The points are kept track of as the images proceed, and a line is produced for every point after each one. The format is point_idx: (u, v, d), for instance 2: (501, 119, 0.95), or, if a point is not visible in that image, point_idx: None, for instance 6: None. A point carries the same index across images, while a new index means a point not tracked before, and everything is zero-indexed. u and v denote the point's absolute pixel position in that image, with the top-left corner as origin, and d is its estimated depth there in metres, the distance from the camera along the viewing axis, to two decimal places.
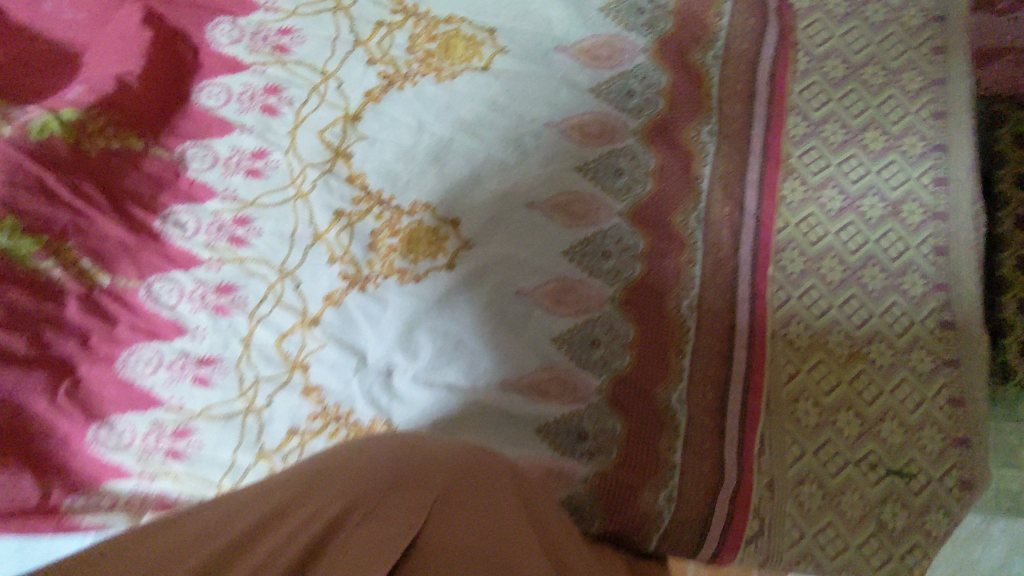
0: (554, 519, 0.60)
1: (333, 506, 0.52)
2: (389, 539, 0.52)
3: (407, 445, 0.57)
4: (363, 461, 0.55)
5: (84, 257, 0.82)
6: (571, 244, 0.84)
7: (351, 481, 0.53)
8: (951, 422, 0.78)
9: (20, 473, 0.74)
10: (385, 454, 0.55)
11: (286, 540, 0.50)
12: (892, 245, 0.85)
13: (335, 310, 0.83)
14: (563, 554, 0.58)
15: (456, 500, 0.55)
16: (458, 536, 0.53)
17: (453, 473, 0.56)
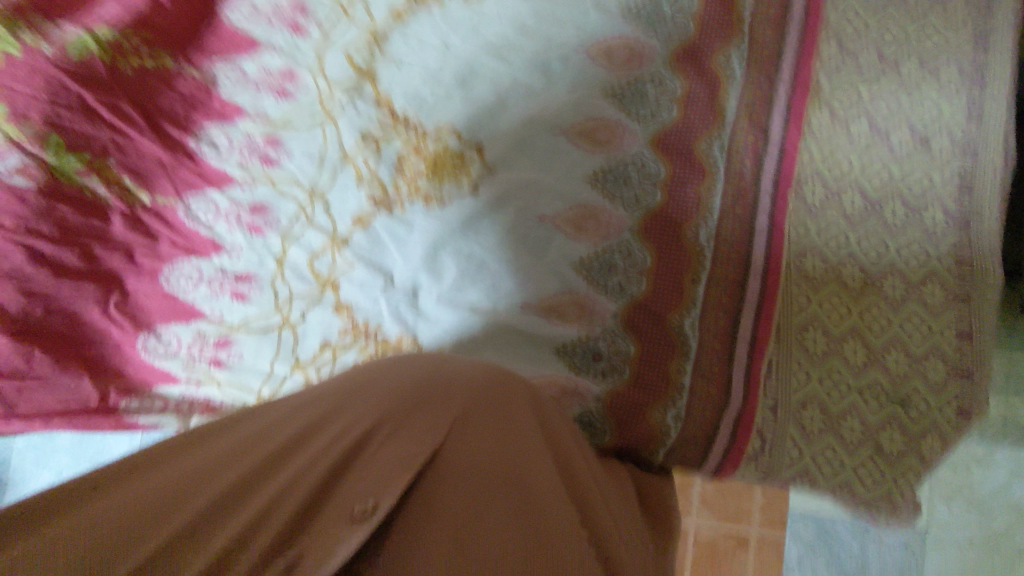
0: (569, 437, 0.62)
1: (363, 421, 0.53)
2: (419, 449, 0.52)
3: (430, 369, 0.60)
4: (390, 381, 0.57)
5: (124, 175, 0.86)
6: (595, 171, 0.85)
7: (379, 399, 0.55)
8: (958, 355, 0.81)
9: (80, 374, 0.85)
10: (410, 377, 0.58)
11: (317, 454, 0.49)
12: (918, 178, 0.85)
13: (364, 232, 0.87)
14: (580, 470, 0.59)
15: (480, 416, 0.57)
16: (485, 443, 0.55)
17: (476, 392, 0.58)
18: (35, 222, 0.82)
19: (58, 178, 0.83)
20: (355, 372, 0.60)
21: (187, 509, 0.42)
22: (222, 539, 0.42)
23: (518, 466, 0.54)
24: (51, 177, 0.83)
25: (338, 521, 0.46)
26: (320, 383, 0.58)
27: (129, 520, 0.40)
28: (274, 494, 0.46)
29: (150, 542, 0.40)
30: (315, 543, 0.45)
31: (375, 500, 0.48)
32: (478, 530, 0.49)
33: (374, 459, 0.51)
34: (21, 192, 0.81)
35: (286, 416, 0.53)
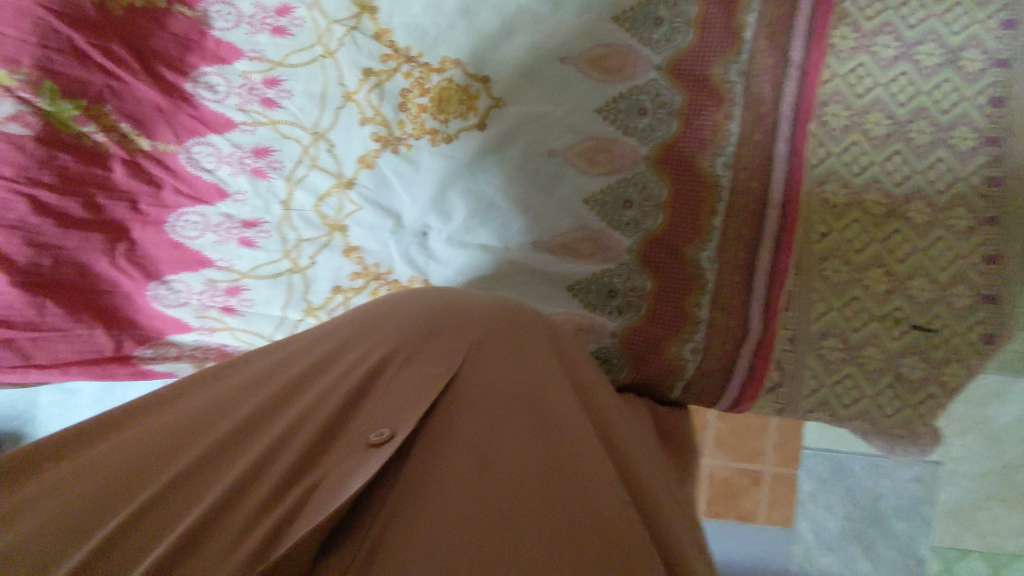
0: (586, 370, 0.59)
1: (376, 351, 0.52)
2: (440, 370, 0.51)
3: (443, 304, 0.57)
4: (399, 314, 0.56)
5: (123, 121, 0.84)
6: (605, 102, 0.83)
7: (392, 330, 0.54)
8: (984, 282, 0.78)
9: (93, 325, 0.84)
10: (421, 310, 0.56)
11: (330, 387, 0.49)
12: (946, 96, 0.79)
13: (369, 172, 0.84)
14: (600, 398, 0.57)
15: (497, 344, 0.54)
16: (508, 363, 0.53)
17: (489, 322, 0.56)
18: (36, 172, 0.80)
19: (53, 125, 0.81)
20: (371, 309, 0.58)
21: (204, 439, 0.45)
22: (241, 466, 0.43)
23: (544, 386, 0.51)
24: (47, 124, 0.81)
25: (356, 452, 0.44)
26: (339, 321, 0.57)
27: (168, 441, 0.45)
28: (280, 434, 0.45)
29: (165, 475, 0.43)
30: (333, 467, 0.44)
31: (392, 428, 0.46)
32: (495, 458, 0.46)
33: (392, 387, 0.50)
34: (19, 140, 0.79)
35: (300, 357, 0.53)
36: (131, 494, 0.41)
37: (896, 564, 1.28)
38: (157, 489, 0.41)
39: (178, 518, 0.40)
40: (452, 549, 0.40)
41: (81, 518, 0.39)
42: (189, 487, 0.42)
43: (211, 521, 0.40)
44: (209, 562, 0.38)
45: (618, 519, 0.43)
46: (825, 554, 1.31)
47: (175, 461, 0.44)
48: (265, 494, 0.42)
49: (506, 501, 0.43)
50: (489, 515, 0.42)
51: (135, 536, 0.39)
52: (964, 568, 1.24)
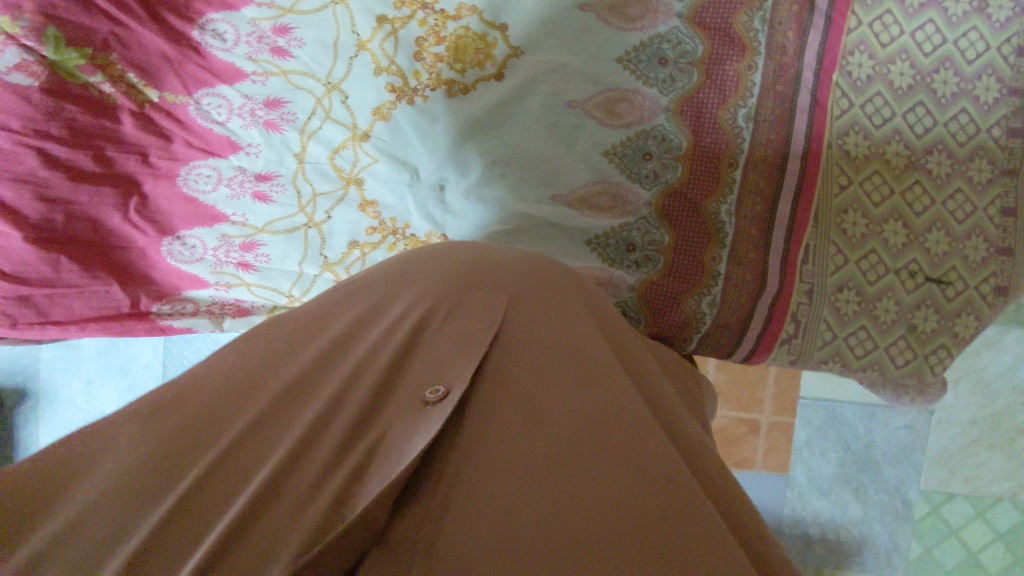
0: (617, 324, 0.60)
1: (418, 306, 0.52)
2: (484, 325, 0.50)
3: (475, 261, 0.57)
4: (434, 270, 0.56)
5: (129, 71, 0.81)
6: (626, 51, 0.81)
7: (429, 285, 0.54)
8: (1000, 232, 0.79)
9: (109, 280, 0.84)
10: (455, 266, 0.56)
11: (382, 338, 0.49)
12: (972, 45, 0.78)
13: (385, 124, 0.82)
14: (631, 351, 0.58)
15: (532, 298, 0.54)
16: (547, 322, 0.53)
17: (523, 278, 0.56)
18: (44, 125, 0.79)
19: (60, 75, 0.79)
20: (402, 265, 0.58)
21: (256, 402, 0.44)
22: (298, 429, 0.42)
23: (583, 344, 0.51)
24: (52, 73, 0.79)
25: (411, 409, 0.44)
26: (370, 279, 0.57)
27: (219, 407, 0.44)
28: (331, 398, 0.44)
29: (230, 430, 0.42)
30: (393, 423, 0.43)
31: (445, 385, 0.45)
32: (547, 411, 0.46)
33: (437, 343, 0.49)
34: (25, 91, 0.78)
35: (335, 316, 0.53)
36: (189, 458, 0.40)
37: (886, 507, 1.31)
38: (214, 454, 0.40)
39: (241, 482, 0.39)
40: (517, 496, 0.40)
41: (141, 487, 0.38)
42: (249, 449, 0.41)
43: (275, 484, 0.39)
44: (277, 524, 0.37)
45: (676, 475, 0.44)
46: (819, 499, 1.33)
47: (231, 425, 0.42)
48: (326, 455, 0.41)
49: (567, 449, 0.43)
50: (550, 460, 0.43)
51: (198, 502, 0.38)
52: (949, 512, 1.29)
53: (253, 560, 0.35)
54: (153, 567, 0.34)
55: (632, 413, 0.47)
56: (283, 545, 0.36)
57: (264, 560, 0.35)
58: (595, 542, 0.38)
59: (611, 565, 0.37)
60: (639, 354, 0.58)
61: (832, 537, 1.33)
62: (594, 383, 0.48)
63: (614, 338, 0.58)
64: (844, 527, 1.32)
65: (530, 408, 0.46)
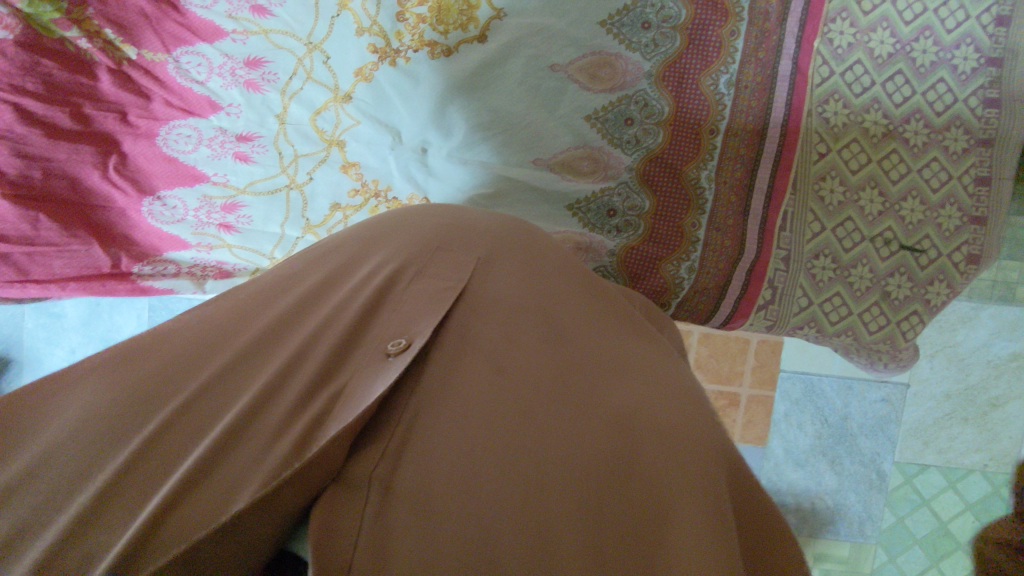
0: (591, 278, 0.59)
1: (391, 257, 0.50)
2: (450, 282, 0.49)
3: (450, 216, 0.56)
4: (409, 222, 0.54)
5: (106, 27, 0.80)
6: (610, 15, 0.80)
7: (403, 237, 0.52)
8: (972, 200, 0.78)
9: (89, 241, 0.83)
10: (430, 220, 0.55)
11: (355, 288, 0.47)
12: (951, 14, 0.76)
13: (367, 85, 0.82)
14: (607, 301, 0.57)
15: (503, 256, 0.54)
16: (516, 280, 0.52)
17: (494, 237, 0.55)
18: (20, 80, 0.78)
19: (34, 29, 0.79)
20: (381, 220, 0.55)
21: (225, 352, 0.43)
22: (266, 375, 0.41)
23: (553, 305, 0.51)
24: (28, 27, 0.78)
25: (373, 362, 0.43)
26: (348, 234, 0.54)
27: (187, 354, 0.43)
28: (298, 350, 0.43)
29: (197, 379, 0.41)
30: (355, 377, 0.42)
31: (407, 338, 0.44)
32: (513, 366, 0.46)
33: (404, 299, 0.47)
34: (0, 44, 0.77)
35: (308, 273, 0.50)
36: (156, 402, 0.40)
37: (860, 477, 1.34)
38: (180, 400, 0.40)
39: (207, 427, 0.39)
40: (476, 451, 0.40)
41: (108, 429, 0.38)
42: (218, 394, 0.41)
43: (238, 430, 0.38)
44: (240, 467, 0.36)
45: (643, 429, 0.44)
46: (794, 470, 1.37)
47: (200, 372, 0.42)
48: (292, 403, 0.40)
49: (530, 406, 0.43)
50: (512, 417, 0.42)
51: (165, 447, 0.37)
52: (922, 482, 1.33)
53: (216, 499, 0.35)
54: (118, 504, 0.35)
55: (598, 369, 0.48)
56: (243, 486, 0.35)
57: (231, 497, 0.35)
58: (550, 504, 0.39)
59: (562, 527, 0.38)
60: (614, 303, 0.58)
61: (806, 506, 1.36)
62: (560, 344, 0.49)
63: (592, 289, 0.57)
64: (820, 496, 1.36)
65: (495, 364, 0.46)
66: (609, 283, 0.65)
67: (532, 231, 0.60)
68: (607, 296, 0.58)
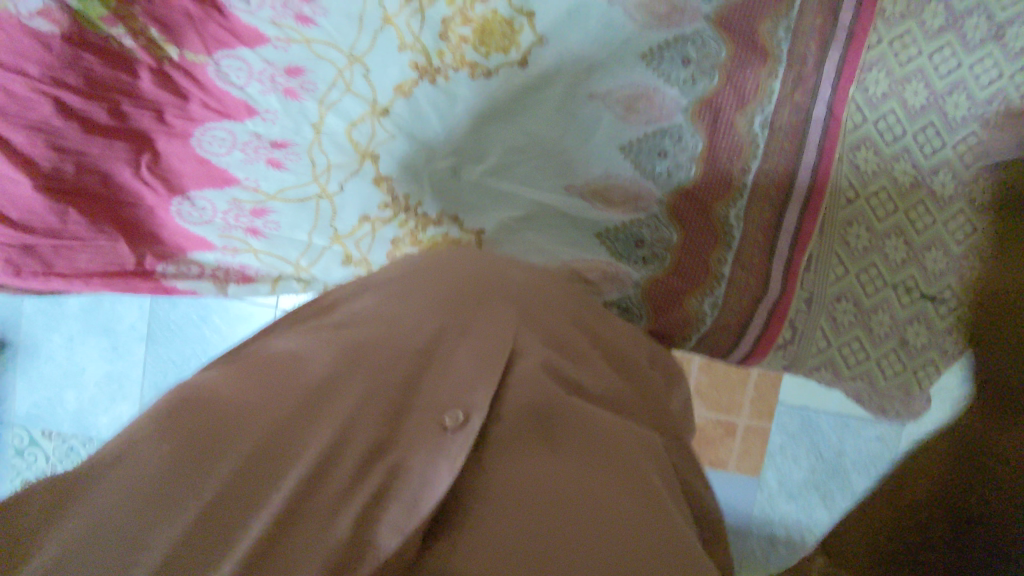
0: (607, 337, 0.62)
1: (436, 315, 0.50)
2: (502, 337, 0.48)
3: (483, 272, 0.56)
4: (443, 275, 0.55)
5: (151, 26, 0.82)
6: (650, 48, 0.80)
7: (441, 291, 0.53)
8: (994, 254, 0.80)
9: (116, 236, 0.85)
10: (465, 275, 0.55)
11: (403, 344, 0.47)
12: (985, 72, 0.77)
13: (405, 101, 0.83)
14: (620, 359, 0.60)
15: (538, 314, 0.54)
16: (555, 343, 0.52)
17: (526, 294, 0.56)
18: (62, 74, 0.79)
19: (81, 24, 0.80)
20: (416, 273, 0.56)
21: (270, 414, 0.40)
22: (319, 441, 0.39)
23: (588, 374, 0.52)
24: (73, 21, 0.79)
25: (428, 435, 0.40)
26: (375, 292, 0.54)
27: (232, 413, 0.40)
28: (352, 408, 0.41)
29: (242, 446, 0.38)
30: (411, 448, 0.40)
31: (464, 411, 0.42)
32: (567, 436, 0.45)
33: (451, 363, 0.46)
34: (46, 38, 0.78)
35: (350, 324, 0.49)
36: (202, 473, 0.37)
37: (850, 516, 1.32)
38: (228, 469, 0.37)
39: (260, 496, 0.36)
40: (554, 513, 0.39)
41: (155, 502, 0.35)
42: (266, 461, 0.38)
43: (295, 506, 0.36)
44: (297, 547, 0.34)
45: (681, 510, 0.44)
46: (786, 502, 1.36)
47: (245, 437, 0.39)
48: (347, 474, 0.38)
49: (595, 462, 0.43)
50: (575, 487, 0.41)
51: (218, 523, 0.35)
52: None
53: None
54: None
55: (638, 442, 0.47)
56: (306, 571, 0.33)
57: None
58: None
59: None
60: (626, 355, 0.61)
61: (795, 538, 1.35)
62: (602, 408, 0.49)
63: (608, 354, 0.59)
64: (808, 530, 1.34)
65: (550, 427, 0.45)
66: (617, 325, 0.68)
67: (554, 289, 0.62)
68: (622, 361, 0.60)
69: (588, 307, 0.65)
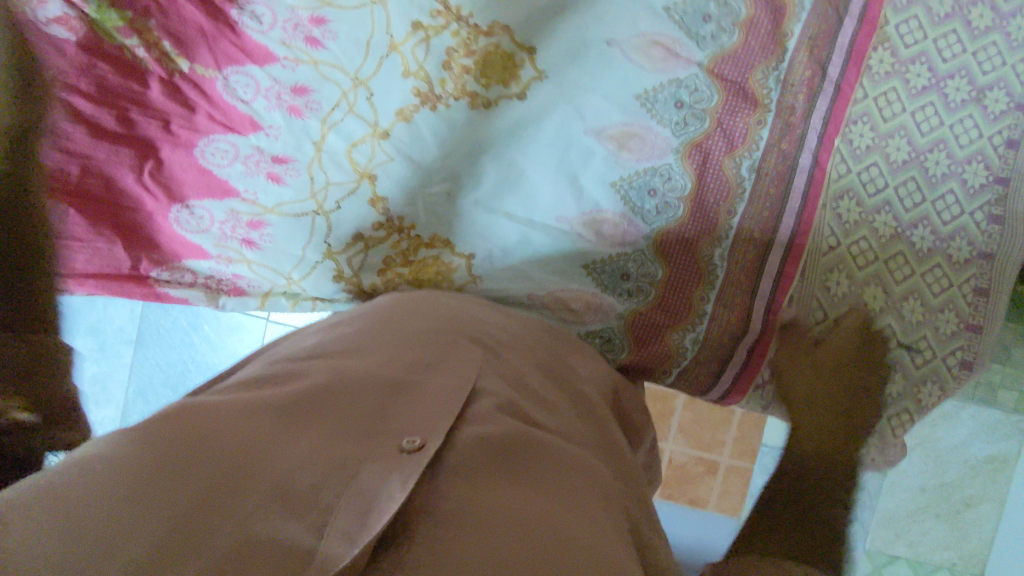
0: (565, 387, 0.64)
1: (398, 363, 0.53)
2: (461, 382, 0.52)
3: (441, 332, 0.60)
4: (403, 334, 0.59)
5: (164, 39, 0.81)
6: (645, 89, 0.81)
7: (402, 346, 0.56)
8: (970, 309, 0.81)
9: (113, 239, 0.90)
10: (424, 334, 0.59)
11: (365, 383, 0.49)
12: (966, 131, 0.81)
13: (405, 125, 0.86)
14: (578, 405, 0.62)
15: (494, 365, 0.58)
16: (513, 388, 0.55)
17: (483, 349, 0.60)
18: (75, 79, 0.82)
19: (97, 33, 0.81)
20: (378, 330, 0.60)
21: (238, 431, 0.41)
22: (284, 456, 0.40)
23: (545, 416, 0.54)
24: (91, 32, 0.81)
25: (387, 453, 0.42)
26: (339, 344, 0.57)
27: (200, 430, 0.41)
28: (315, 435, 0.43)
29: (209, 458, 0.39)
30: (369, 462, 0.41)
31: (421, 438, 0.44)
32: (524, 462, 0.46)
33: (411, 401, 0.49)
34: (63, 45, 0.81)
35: (314, 366, 0.52)
36: (168, 480, 0.37)
37: None
38: (194, 478, 0.37)
39: (224, 502, 0.36)
40: (514, 522, 0.39)
41: (117, 505, 0.34)
42: (232, 470, 0.38)
43: (257, 512, 0.36)
44: (257, 549, 0.34)
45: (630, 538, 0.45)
46: None
47: (212, 450, 0.39)
48: (311, 481, 0.38)
49: (548, 485, 0.44)
50: (534, 505, 0.41)
51: (179, 527, 0.34)
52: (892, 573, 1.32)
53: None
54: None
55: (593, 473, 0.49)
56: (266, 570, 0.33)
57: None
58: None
59: None
60: (584, 402, 0.64)
61: None
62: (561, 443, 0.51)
63: (567, 399, 0.62)
64: None
65: (508, 454, 0.46)
66: (581, 373, 0.71)
67: (513, 344, 0.65)
68: (582, 408, 0.62)
69: (549, 354, 0.68)
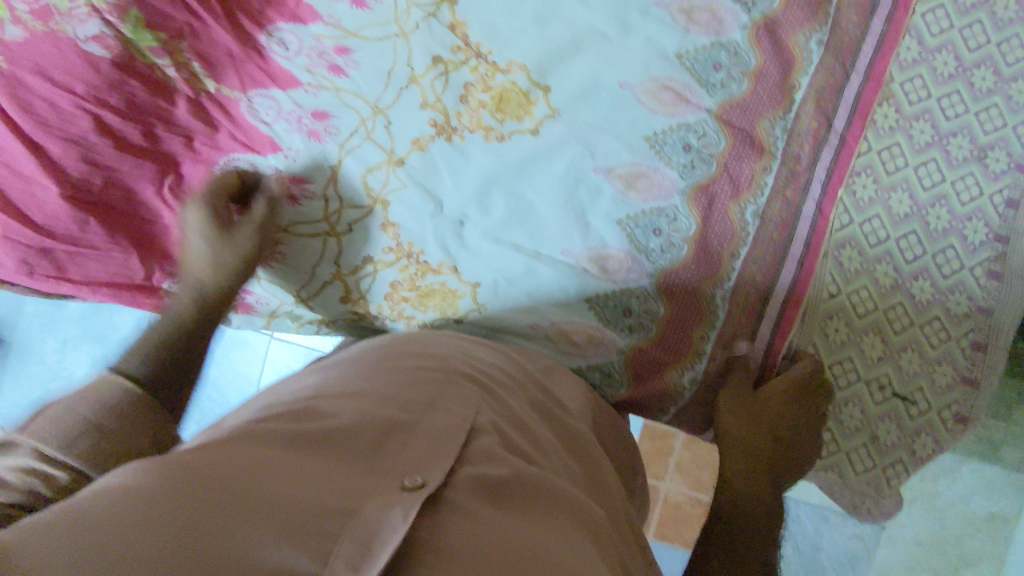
0: (562, 427, 0.65)
1: (399, 405, 0.54)
2: (460, 420, 0.53)
3: (441, 373, 0.62)
4: (403, 378, 0.60)
5: (194, 60, 0.86)
6: (655, 131, 0.83)
7: (403, 388, 0.57)
8: (967, 363, 0.83)
9: (130, 252, 0.92)
10: (424, 377, 0.60)
11: (365, 422, 0.50)
12: (967, 188, 0.83)
13: (421, 154, 0.88)
14: (575, 444, 0.63)
15: (493, 404, 0.59)
16: (511, 427, 0.56)
17: (483, 389, 0.61)
18: (105, 95, 0.84)
19: (130, 52, 0.84)
20: (378, 377, 0.61)
21: (242, 464, 0.42)
22: (288, 485, 0.41)
23: (542, 456, 0.55)
24: (124, 49, 0.84)
25: (386, 491, 0.42)
26: (338, 391, 0.58)
27: (206, 462, 0.41)
28: (315, 469, 0.44)
29: (215, 483, 0.39)
30: (371, 497, 0.41)
31: (423, 478, 0.45)
32: (517, 502, 0.47)
33: (411, 442, 0.49)
34: (95, 61, 0.83)
35: (316, 409, 0.53)
36: (175, 501, 0.37)
37: None
38: (201, 498, 0.37)
39: (230, 520, 0.36)
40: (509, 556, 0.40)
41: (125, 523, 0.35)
42: (238, 494, 0.39)
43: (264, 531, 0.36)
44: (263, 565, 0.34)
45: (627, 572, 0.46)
46: None
47: (218, 477, 0.40)
48: (314, 507, 0.39)
49: (543, 523, 0.45)
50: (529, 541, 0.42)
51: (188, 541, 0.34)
52: None
53: None
54: None
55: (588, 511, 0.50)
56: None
57: None
58: None
59: None
60: (582, 442, 0.64)
61: None
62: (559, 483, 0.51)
63: (565, 440, 0.63)
64: None
65: (502, 496, 0.47)
66: (576, 412, 0.72)
67: (513, 383, 0.66)
68: (579, 450, 0.63)
69: (545, 395, 0.69)
